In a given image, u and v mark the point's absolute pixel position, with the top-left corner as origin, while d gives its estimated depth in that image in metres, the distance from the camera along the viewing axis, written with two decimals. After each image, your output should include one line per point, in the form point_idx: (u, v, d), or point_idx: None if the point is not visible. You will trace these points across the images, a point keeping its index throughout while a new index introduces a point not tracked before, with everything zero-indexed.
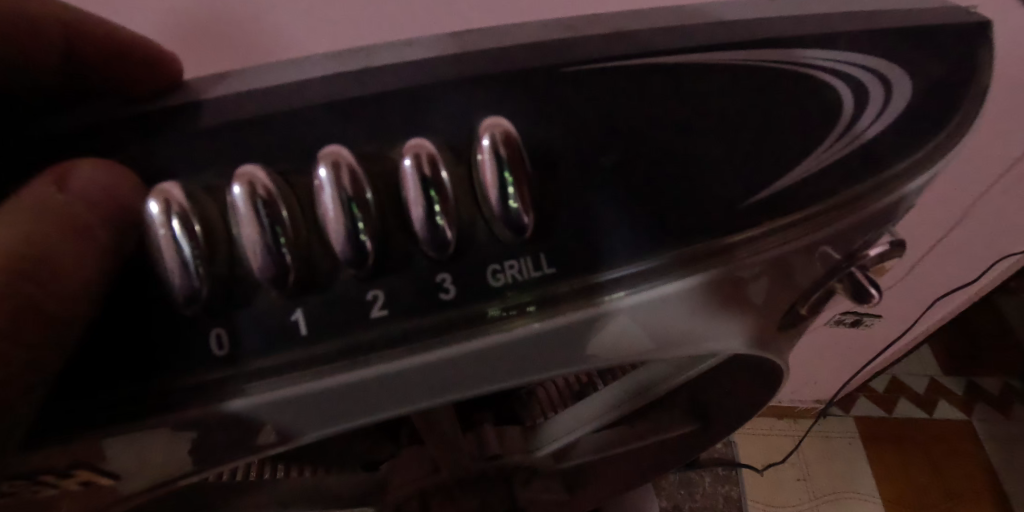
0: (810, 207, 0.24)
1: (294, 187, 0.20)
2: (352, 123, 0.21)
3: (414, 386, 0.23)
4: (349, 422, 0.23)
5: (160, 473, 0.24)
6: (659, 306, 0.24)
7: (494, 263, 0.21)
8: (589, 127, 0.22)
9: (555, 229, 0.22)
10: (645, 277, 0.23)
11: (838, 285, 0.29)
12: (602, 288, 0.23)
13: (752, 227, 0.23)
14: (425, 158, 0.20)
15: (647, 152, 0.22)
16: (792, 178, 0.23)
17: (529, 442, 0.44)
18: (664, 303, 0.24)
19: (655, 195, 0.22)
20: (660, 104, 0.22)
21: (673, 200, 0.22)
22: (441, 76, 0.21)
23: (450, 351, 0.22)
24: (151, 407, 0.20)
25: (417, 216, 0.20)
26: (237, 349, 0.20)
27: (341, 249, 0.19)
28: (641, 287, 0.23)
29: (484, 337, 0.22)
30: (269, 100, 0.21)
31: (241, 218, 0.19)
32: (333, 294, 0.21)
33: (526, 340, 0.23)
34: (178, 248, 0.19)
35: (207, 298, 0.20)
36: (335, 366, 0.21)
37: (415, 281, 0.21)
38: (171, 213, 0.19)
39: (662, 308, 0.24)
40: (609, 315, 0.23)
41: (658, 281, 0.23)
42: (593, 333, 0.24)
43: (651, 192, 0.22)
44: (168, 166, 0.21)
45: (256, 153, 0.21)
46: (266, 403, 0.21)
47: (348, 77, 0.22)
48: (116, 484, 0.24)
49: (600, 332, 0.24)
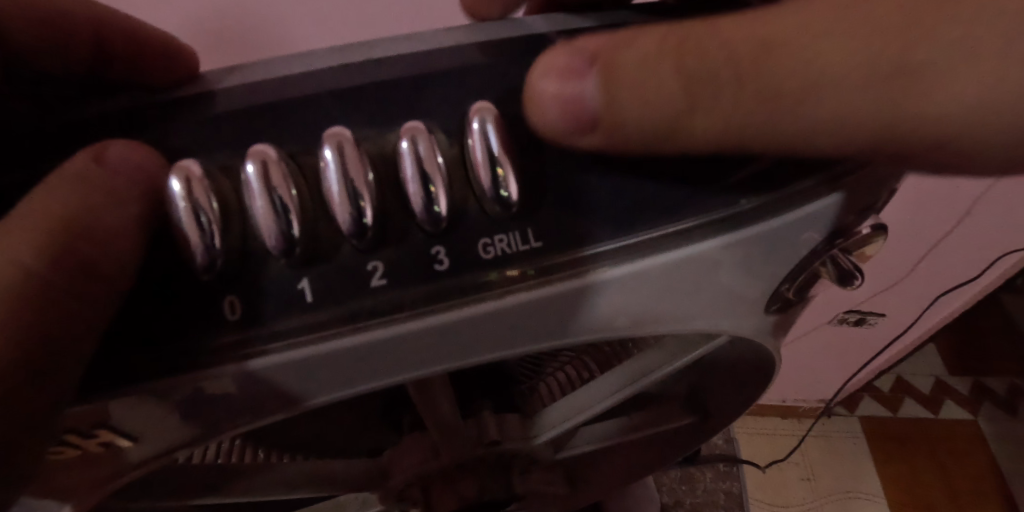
0: (782, 190, 0.25)
1: (303, 168, 0.22)
2: (354, 110, 0.23)
3: (414, 353, 0.24)
4: (352, 389, 0.25)
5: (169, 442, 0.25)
6: (648, 279, 0.25)
7: (485, 237, 0.23)
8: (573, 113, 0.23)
9: (543, 206, 0.24)
10: (630, 251, 0.24)
11: (825, 271, 0.30)
12: (590, 259, 0.24)
13: (732, 204, 0.25)
14: (421, 140, 0.22)
15: (629, 135, 0.23)
16: (765, 162, 0.25)
17: (528, 428, 0.46)
18: (651, 278, 0.25)
19: (634, 177, 0.24)
20: None
21: (651, 182, 0.24)
22: (433, 68, 0.24)
23: (446, 317, 0.23)
24: (168, 368, 0.22)
25: (414, 194, 0.22)
26: (249, 315, 0.22)
27: (344, 223, 0.21)
28: (629, 258, 0.24)
29: (479, 304, 0.23)
30: (280, 89, 0.24)
31: (254, 194, 0.21)
32: (335, 265, 0.22)
33: (520, 309, 0.24)
34: (199, 221, 0.21)
35: (222, 266, 0.21)
36: (339, 330, 0.23)
37: (411, 253, 0.23)
38: (191, 189, 0.21)
39: (649, 283, 0.25)
40: (600, 285, 0.24)
41: (646, 253, 0.24)
42: (585, 304, 0.25)
43: (630, 176, 0.24)
44: (187, 148, 0.23)
45: (266, 136, 0.23)
46: (275, 365, 0.23)
47: (351, 68, 0.24)
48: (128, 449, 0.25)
49: (590, 305, 0.25)
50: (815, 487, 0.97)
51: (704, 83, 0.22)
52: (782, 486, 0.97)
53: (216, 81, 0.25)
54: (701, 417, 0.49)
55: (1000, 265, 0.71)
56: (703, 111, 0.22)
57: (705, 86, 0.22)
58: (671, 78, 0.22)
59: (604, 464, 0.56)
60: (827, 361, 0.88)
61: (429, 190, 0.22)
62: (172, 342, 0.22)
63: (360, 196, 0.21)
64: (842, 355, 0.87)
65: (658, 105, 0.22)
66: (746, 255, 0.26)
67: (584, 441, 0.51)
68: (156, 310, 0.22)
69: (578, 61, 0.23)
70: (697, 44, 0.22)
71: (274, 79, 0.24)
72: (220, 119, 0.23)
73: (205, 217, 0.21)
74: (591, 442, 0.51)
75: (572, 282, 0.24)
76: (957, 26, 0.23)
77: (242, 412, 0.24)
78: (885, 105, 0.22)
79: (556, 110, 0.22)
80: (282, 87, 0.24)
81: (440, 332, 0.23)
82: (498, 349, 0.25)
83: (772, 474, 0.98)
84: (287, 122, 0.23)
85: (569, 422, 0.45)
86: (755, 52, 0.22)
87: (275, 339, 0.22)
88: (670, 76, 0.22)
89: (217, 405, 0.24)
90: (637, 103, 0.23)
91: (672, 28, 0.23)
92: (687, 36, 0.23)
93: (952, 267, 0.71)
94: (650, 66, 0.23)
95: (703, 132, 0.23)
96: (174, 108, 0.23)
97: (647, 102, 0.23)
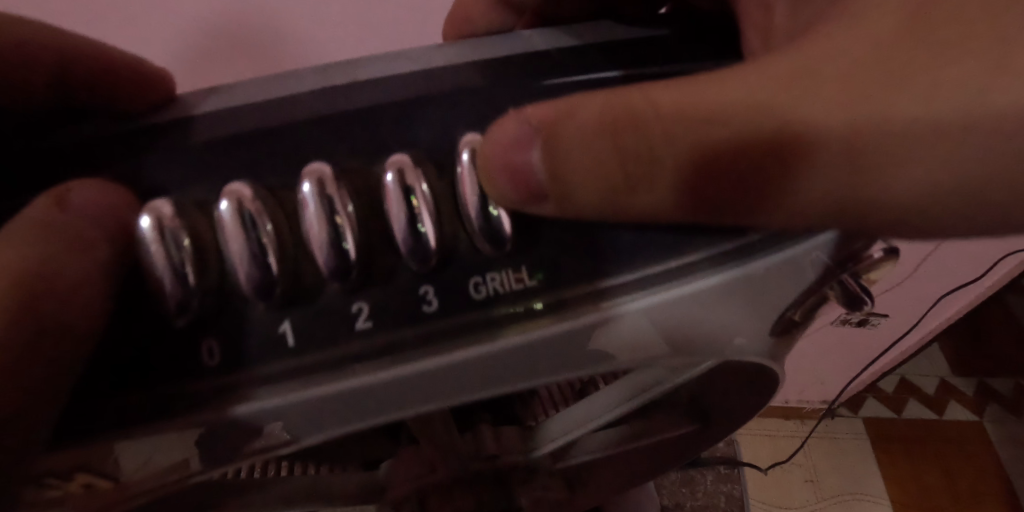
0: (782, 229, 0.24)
1: (282, 204, 0.21)
2: (338, 139, 0.22)
3: (418, 394, 0.22)
4: (352, 430, 0.23)
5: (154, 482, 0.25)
6: (668, 312, 0.23)
7: (476, 275, 0.22)
8: (582, 151, 0.21)
9: (540, 242, 0.23)
10: (642, 285, 0.23)
11: (831, 292, 0.29)
12: (606, 293, 0.23)
13: (743, 236, 0.24)
14: (407, 174, 0.21)
15: (644, 174, 0.21)
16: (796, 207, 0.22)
17: (528, 442, 0.45)
18: (672, 311, 0.23)
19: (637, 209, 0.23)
20: (661, 132, 0.21)
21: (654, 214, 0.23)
22: (420, 92, 0.22)
23: (453, 357, 0.22)
24: (141, 418, 0.21)
25: (400, 231, 0.21)
26: (229, 360, 0.21)
27: (324, 263, 0.20)
28: (649, 291, 0.23)
29: (487, 344, 0.22)
30: (259, 117, 0.22)
31: (229, 233, 0.20)
32: (318, 306, 0.21)
33: (534, 346, 0.22)
34: (170, 263, 0.19)
35: (198, 309, 0.20)
36: (336, 373, 0.21)
37: (397, 294, 0.21)
38: (162, 230, 0.19)
39: (661, 318, 0.24)
40: (619, 319, 0.23)
41: (665, 285, 0.23)
42: (603, 338, 0.23)
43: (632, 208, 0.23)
44: (159, 184, 0.21)
45: (244, 169, 0.21)
46: (269, 410, 0.21)
47: (336, 91, 0.23)
48: (112, 491, 0.24)
49: (607, 340, 0.24)
50: (818, 489, 0.97)
51: (653, 158, 0.21)
52: (786, 489, 0.97)
53: (195, 106, 0.23)
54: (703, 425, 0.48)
55: (1006, 264, 0.70)
56: (650, 188, 0.21)
57: (653, 159, 0.21)
58: (619, 152, 0.21)
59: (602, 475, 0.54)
60: (831, 361, 0.87)
61: (418, 230, 0.21)
62: (149, 386, 0.21)
63: (342, 237, 0.20)
64: (846, 355, 0.86)
65: (602, 179, 0.21)
66: (762, 284, 0.25)
67: (583, 451, 0.49)
68: (132, 353, 0.21)
69: (527, 127, 0.21)
70: (648, 114, 0.21)
71: (257, 102, 0.23)
72: (196, 150, 0.21)
73: (177, 257, 0.19)
74: (591, 452, 0.49)
75: (585, 319, 0.23)
76: (914, 84, 0.22)
77: (224, 457, 0.23)
78: (838, 176, 0.22)
79: (501, 181, 0.20)
80: (263, 115, 0.22)
81: (440, 374, 0.22)
82: (502, 389, 0.23)
83: (773, 476, 0.98)
84: (268, 153, 0.21)
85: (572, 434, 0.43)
86: (709, 123, 0.21)
87: (267, 385, 0.21)
88: (617, 148, 0.21)
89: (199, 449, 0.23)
90: (583, 175, 0.21)
91: (621, 91, 0.21)
92: (633, 98, 0.21)
93: (957, 268, 0.70)
94: (596, 137, 0.21)
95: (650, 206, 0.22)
96: (146, 139, 0.22)
97: (596, 175, 0.21)
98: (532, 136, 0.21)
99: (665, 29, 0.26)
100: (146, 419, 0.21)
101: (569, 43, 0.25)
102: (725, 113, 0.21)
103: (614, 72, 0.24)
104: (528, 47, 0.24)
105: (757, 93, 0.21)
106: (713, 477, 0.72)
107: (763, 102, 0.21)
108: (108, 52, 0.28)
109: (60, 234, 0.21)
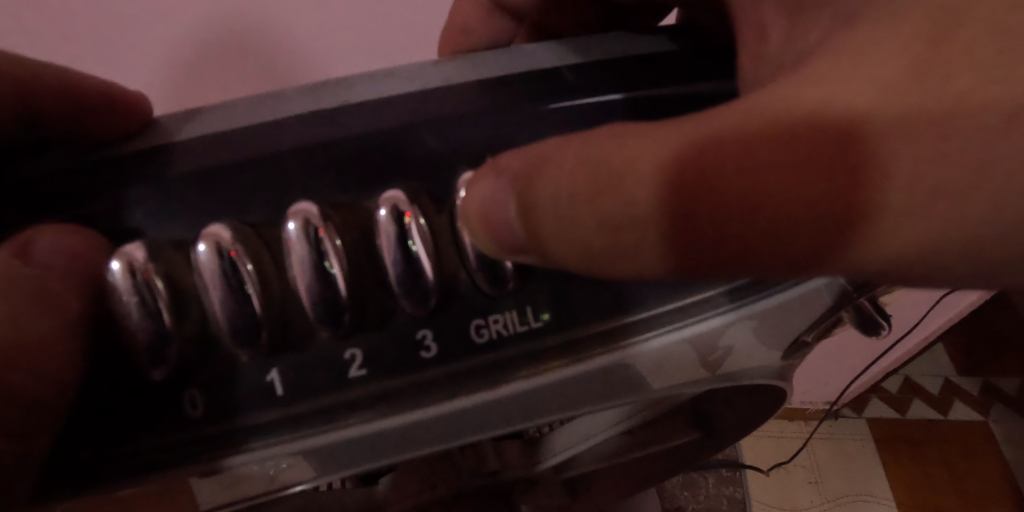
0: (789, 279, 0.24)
1: (267, 242, 0.19)
2: (325, 171, 0.20)
3: (421, 437, 0.22)
4: (348, 472, 0.23)
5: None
6: (674, 351, 0.24)
7: (478, 317, 0.21)
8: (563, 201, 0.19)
9: (543, 283, 0.22)
10: (667, 319, 0.23)
11: (846, 314, 0.28)
12: (620, 333, 0.23)
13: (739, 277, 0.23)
14: (400, 210, 0.19)
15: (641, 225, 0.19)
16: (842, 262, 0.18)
17: (530, 456, 0.43)
18: (677, 350, 0.24)
19: None
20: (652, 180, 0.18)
21: None
22: (413, 116, 0.20)
23: (462, 402, 0.21)
24: (123, 472, 0.20)
25: (395, 270, 0.19)
26: (216, 410, 0.20)
27: (313, 308, 0.19)
28: (662, 330, 0.23)
29: (497, 388, 0.22)
30: (236, 145, 0.20)
31: (208, 280, 0.18)
32: (310, 354, 0.20)
33: (543, 391, 0.22)
34: (146, 312, 0.18)
35: (176, 357, 0.19)
36: (342, 420, 0.21)
37: (395, 338, 0.21)
38: (135, 276, 0.18)
39: (681, 352, 0.24)
40: (631, 360, 0.23)
41: (675, 325, 0.23)
42: (611, 378, 0.23)
43: None
44: (135, 220, 0.20)
45: (225, 204, 0.20)
46: (265, 460, 0.20)
47: (322, 116, 0.21)
48: None
49: (615, 379, 0.24)
50: (822, 489, 0.97)
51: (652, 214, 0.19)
52: (790, 489, 0.96)
53: (177, 131, 0.21)
54: (705, 435, 0.45)
55: None
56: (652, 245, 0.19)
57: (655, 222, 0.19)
58: (608, 211, 0.19)
59: (597, 489, 0.50)
60: (834, 360, 0.86)
61: (409, 248, 0.19)
62: (127, 438, 0.20)
63: (326, 259, 0.19)
64: (848, 356, 0.85)
65: (587, 235, 0.19)
66: (765, 320, 0.25)
67: (585, 463, 0.44)
68: (110, 403, 0.20)
69: (502, 180, 0.19)
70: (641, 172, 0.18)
71: (237, 128, 0.21)
72: (175, 183, 0.20)
73: (149, 297, 0.18)
74: (596, 461, 0.44)
75: (598, 361, 0.22)
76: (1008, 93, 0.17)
77: (236, 482, 0.23)
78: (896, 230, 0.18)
79: (485, 232, 0.19)
80: (245, 140, 0.20)
81: (464, 414, 0.22)
82: (520, 426, 0.23)
83: (777, 477, 0.97)
84: (252, 185, 0.20)
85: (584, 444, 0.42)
86: (714, 182, 0.18)
87: (286, 430, 0.20)
88: (604, 208, 0.19)
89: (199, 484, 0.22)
90: (569, 233, 0.19)
91: (601, 138, 0.19)
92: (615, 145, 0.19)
93: None
94: (580, 193, 0.19)
95: (644, 268, 0.19)
96: (119, 170, 0.20)
97: (580, 231, 0.19)
98: (509, 189, 0.19)
99: (672, 44, 0.24)
100: (129, 473, 0.20)
101: (574, 60, 0.23)
102: (736, 167, 0.18)
103: (613, 95, 0.22)
104: (530, 64, 0.22)
105: (775, 140, 0.18)
106: (715, 480, 0.72)
107: (782, 153, 0.18)
108: (79, 79, 0.26)
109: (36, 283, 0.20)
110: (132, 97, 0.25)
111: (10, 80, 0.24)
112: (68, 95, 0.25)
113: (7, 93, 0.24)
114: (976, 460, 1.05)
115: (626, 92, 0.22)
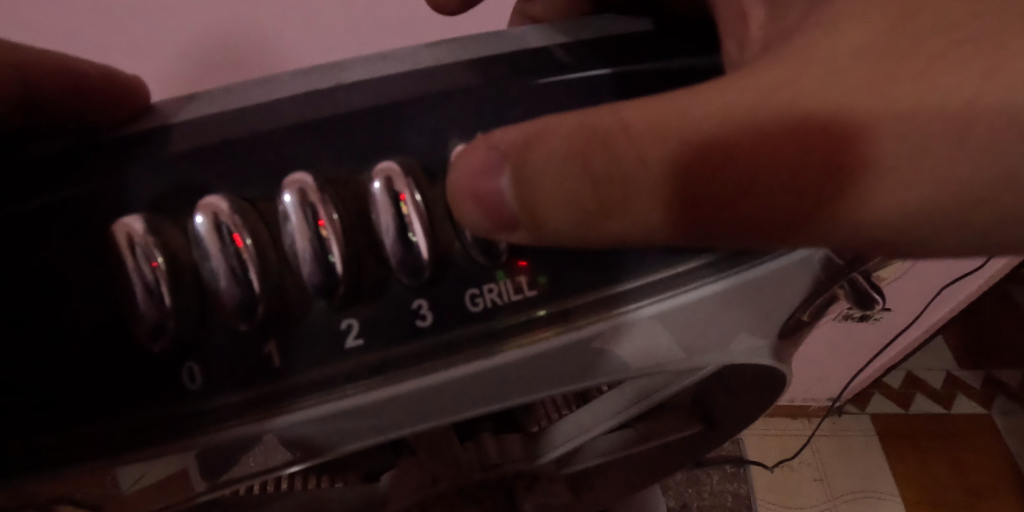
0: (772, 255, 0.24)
1: (264, 215, 0.20)
2: (320, 146, 0.20)
3: (426, 408, 0.23)
4: (359, 445, 0.23)
5: (150, 488, 0.24)
6: (676, 317, 0.24)
7: (473, 287, 0.22)
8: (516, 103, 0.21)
9: (535, 255, 0.22)
10: (662, 286, 0.23)
11: (840, 292, 0.28)
12: (617, 300, 0.23)
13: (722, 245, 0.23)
14: (394, 181, 0.20)
15: None
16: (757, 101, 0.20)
17: (533, 448, 0.40)
18: (677, 318, 0.24)
19: None
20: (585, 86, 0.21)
21: None
22: (405, 93, 0.21)
23: (463, 370, 0.22)
24: (128, 441, 0.21)
25: (389, 244, 0.20)
26: (214, 382, 0.21)
27: (310, 279, 0.19)
28: (661, 297, 0.23)
29: (498, 356, 0.22)
30: (233, 124, 0.21)
31: (206, 250, 0.19)
32: (308, 326, 0.21)
33: (545, 357, 0.23)
34: (146, 284, 0.19)
35: (176, 330, 0.20)
36: (350, 387, 0.22)
37: (392, 309, 0.21)
38: (135, 247, 0.19)
39: (676, 322, 0.24)
40: (630, 326, 0.23)
41: (674, 292, 0.23)
42: (613, 345, 0.24)
43: None
44: (130, 197, 0.20)
45: (223, 180, 0.20)
46: (277, 428, 0.21)
47: (316, 96, 0.21)
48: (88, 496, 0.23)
49: (616, 348, 0.24)
50: (827, 488, 0.96)
51: (580, 220, 0.21)
52: (796, 487, 0.96)
53: (174, 114, 0.22)
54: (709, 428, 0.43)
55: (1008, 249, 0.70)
56: (576, 227, 0.21)
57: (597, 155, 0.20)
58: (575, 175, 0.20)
59: (600, 484, 0.49)
60: (835, 355, 0.86)
61: (409, 238, 0.20)
62: (130, 409, 0.21)
63: (328, 249, 0.19)
64: (849, 354, 0.86)
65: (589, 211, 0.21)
66: (761, 290, 0.25)
67: (588, 456, 0.44)
68: (113, 377, 0.20)
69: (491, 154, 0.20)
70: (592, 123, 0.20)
71: (233, 110, 0.21)
72: (172, 160, 0.20)
73: (149, 276, 0.19)
74: (597, 456, 0.43)
75: (597, 328, 0.23)
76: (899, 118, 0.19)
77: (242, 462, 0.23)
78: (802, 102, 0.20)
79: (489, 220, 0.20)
80: (240, 119, 0.21)
81: (458, 385, 0.22)
82: (525, 395, 0.24)
83: (783, 475, 0.97)
84: (247, 160, 0.20)
85: (586, 436, 0.38)
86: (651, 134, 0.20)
87: (288, 402, 0.21)
88: (565, 180, 0.21)
89: (203, 467, 0.23)
90: (553, 210, 0.21)
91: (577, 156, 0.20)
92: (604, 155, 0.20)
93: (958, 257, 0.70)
94: (545, 177, 0.21)
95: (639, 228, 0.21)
96: (119, 149, 0.21)
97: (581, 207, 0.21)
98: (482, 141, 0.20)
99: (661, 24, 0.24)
100: (135, 445, 0.21)
101: (569, 38, 0.23)
102: (670, 133, 0.20)
103: (600, 70, 0.22)
104: (520, 45, 0.22)
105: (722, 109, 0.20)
106: (720, 476, 0.72)
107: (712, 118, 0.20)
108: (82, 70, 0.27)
109: (32, 264, 0.20)
110: (132, 86, 0.26)
111: (16, 72, 0.25)
112: (70, 86, 0.26)
113: (11, 84, 0.25)
114: (983, 454, 1.04)
115: (611, 67, 0.22)
